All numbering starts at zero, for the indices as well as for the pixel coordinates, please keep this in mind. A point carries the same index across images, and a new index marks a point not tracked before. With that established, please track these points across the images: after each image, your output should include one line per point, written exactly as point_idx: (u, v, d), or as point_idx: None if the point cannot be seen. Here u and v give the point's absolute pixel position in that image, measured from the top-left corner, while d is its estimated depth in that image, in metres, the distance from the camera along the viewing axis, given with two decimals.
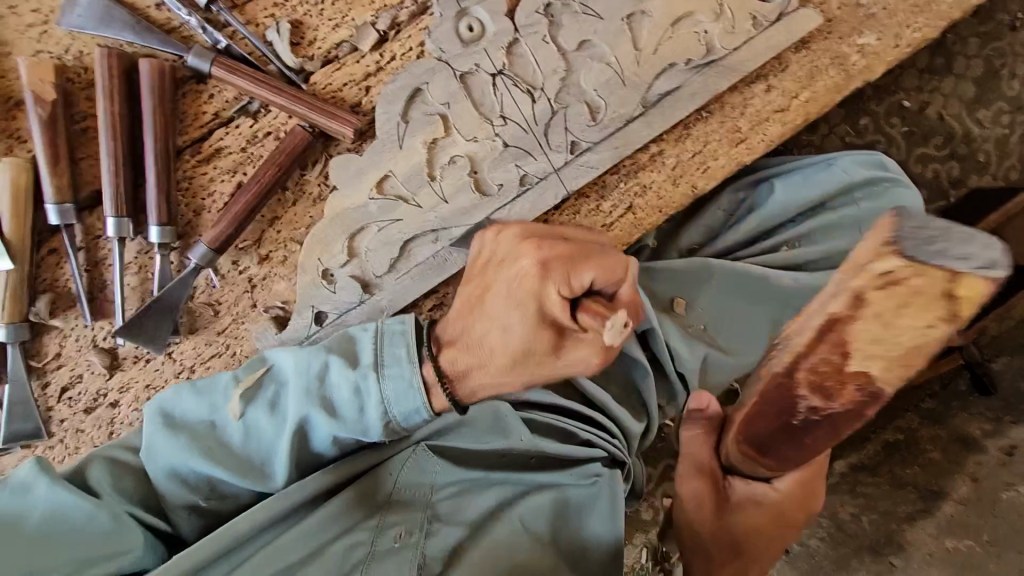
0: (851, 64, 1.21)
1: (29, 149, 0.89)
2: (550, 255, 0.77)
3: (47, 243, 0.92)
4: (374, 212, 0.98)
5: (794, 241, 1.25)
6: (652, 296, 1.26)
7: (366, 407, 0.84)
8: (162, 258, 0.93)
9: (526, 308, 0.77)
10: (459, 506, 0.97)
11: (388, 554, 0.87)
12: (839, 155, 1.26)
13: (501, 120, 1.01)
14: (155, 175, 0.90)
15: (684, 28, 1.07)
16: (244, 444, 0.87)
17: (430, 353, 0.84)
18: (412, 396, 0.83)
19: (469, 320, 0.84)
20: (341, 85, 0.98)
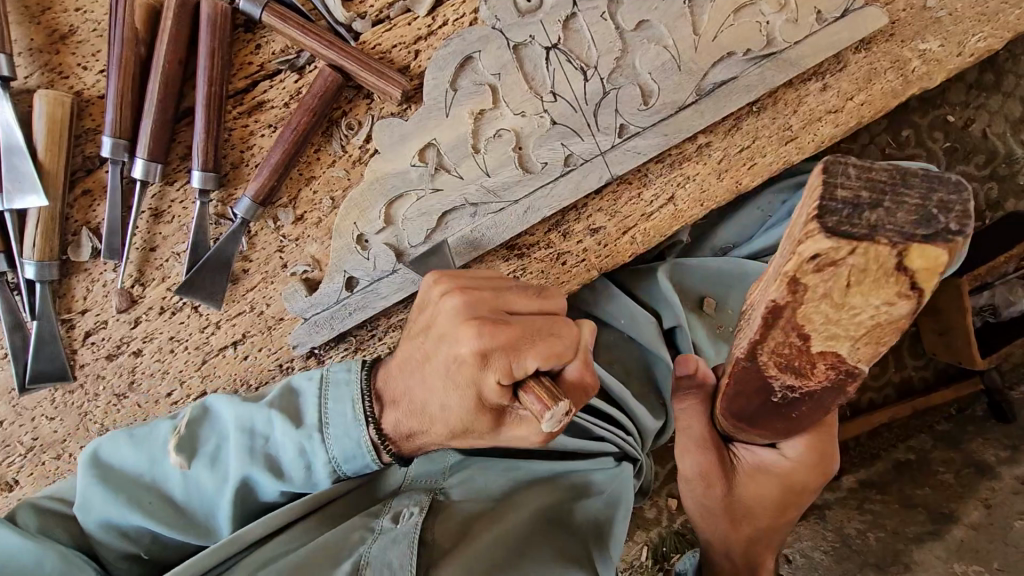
0: (910, 69, 1.17)
1: (71, 86, 0.87)
2: (489, 343, 0.73)
3: (81, 183, 0.90)
4: (414, 179, 0.96)
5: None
6: (682, 296, 1.22)
7: (311, 467, 0.85)
8: (201, 204, 0.91)
9: (465, 391, 0.75)
10: (474, 487, 0.98)
11: (386, 534, 0.84)
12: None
13: (551, 96, 0.98)
14: (200, 121, 0.87)
15: (746, 16, 1.03)
16: (185, 498, 0.86)
17: (375, 416, 0.84)
18: (358, 456, 0.84)
19: (410, 377, 0.82)
20: (391, 46, 0.95)
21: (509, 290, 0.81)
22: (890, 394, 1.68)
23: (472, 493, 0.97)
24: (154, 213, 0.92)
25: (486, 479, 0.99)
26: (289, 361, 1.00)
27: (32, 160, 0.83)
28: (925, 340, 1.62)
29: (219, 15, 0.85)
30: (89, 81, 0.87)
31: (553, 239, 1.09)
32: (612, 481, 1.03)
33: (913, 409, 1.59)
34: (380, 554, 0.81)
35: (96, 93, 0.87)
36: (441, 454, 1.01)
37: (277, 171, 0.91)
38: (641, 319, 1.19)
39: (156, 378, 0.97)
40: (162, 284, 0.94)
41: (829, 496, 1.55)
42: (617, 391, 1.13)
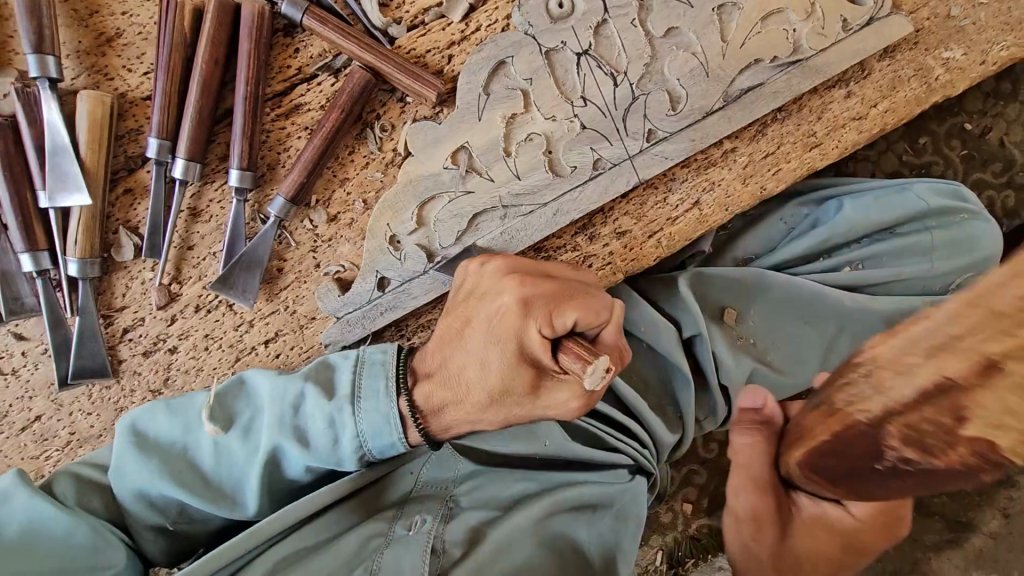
0: (933, 77, 1.18)
1: (116, 87, 0.89)
2: (532, 292, 0.78)
3: (122, 182, 0.92)
4: (446, 181, 0.97)
5: (858, 263, 1.23)
6: (702, 305, 1.23)
7: (341, 441, 0.83)
8: (237, 205, 0.92)
9: (506, 343, 0.77)
10: (486, 495, 0.99)
11: (401, 540, 0.87)
12: (914, 183, 1.25)
13: (581, 101, 1.00)
14: (240, 121, 0.89)
15: (773, 24, 1.05)
16: (215, 470, 0.85)
17: (405, 385, 0.85)
18: (387, 431, 0.83)
19: (448, 351, 0.84)
20: (425, 51, 0.97)
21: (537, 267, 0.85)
22: None
23: (484, 502, 0.98)
24: (191, 212, 0.94)
25: (499, 488, 1.01)
26: (319, 359, 1.01)
27: (76, 157, 0.85)
28: None
29: (262, 20, 0.87)
30: (134, 84, 0.89)
31: (579, 242, 1.10)
32: (624, 493, 1.06)
33: None
34: (393, 561, 0.84)
35: (140, 95, 0.90)
36: (454, 462, 1.02)
37: (311, 172, 0.93)
38: (661, 328, 1.18)
39: (190, 374, 0.98)
40: (198, 282, 0.96)
41: None
42: (631, 399, 1.15)
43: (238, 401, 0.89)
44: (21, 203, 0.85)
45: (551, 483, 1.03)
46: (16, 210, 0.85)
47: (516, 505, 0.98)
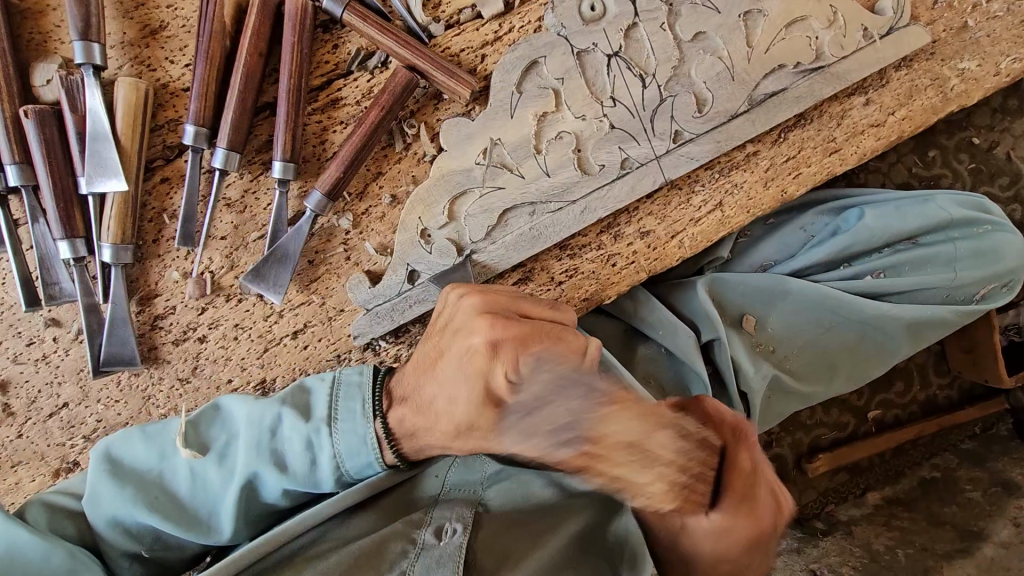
0: (949, 87, 1.21)
1: (158, 78, 0.91)
2: (500, 336, 0.76)
3: (159, 171, 0.93)
4: (478, 177, 0.99)
5: (881, 272, 1.23)
6: (723, 312, 1.23)
7: (318, 461, 0.86)
8: (280, 196, 0.93)
9: (474, 383, 0.75)
10: (513, 502, 0.97)
11: (432, 551, 0.87)
12: (934, 194, 1.26)
13: (611, 101, 1.02)
14: (282, 113, 0.90)
15: (797, 31, 1.07)
16: (191, 494, 0.86)
17: (381, 407, 0.87)
18: (364, 452, 0.86)
19: (423, 379, 0.85)
20: (460, 50, 0.99)
21: (513, 301, 0.84)
22: (915, 411, 1.66)
23: (512, 509, 0.96)
24: (228, 203, 0.95)
25: (527, 493, 0.98)
26: (346, 352, 1.02)
27: (115, 144, 0.85)
28: (951, 358, 1.64)
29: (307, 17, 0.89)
30: (175, 75, 0.91)
31: (604, 241, 1.12)
32: None
33: (940, 427, 1.60)
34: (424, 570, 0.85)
35: (181, 85, 0.91)
36: (478, 464, 0.99)
37: (346, 163, 0.93)
38: (682, 333, 1.20)
39: (219, 364, 0.98)
40: (231, 272, 0.97)
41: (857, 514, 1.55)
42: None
43: (215, 427, 0.90)
44: (61, 189, 0.86)
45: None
46: (54, 195, 0.85)
47: None
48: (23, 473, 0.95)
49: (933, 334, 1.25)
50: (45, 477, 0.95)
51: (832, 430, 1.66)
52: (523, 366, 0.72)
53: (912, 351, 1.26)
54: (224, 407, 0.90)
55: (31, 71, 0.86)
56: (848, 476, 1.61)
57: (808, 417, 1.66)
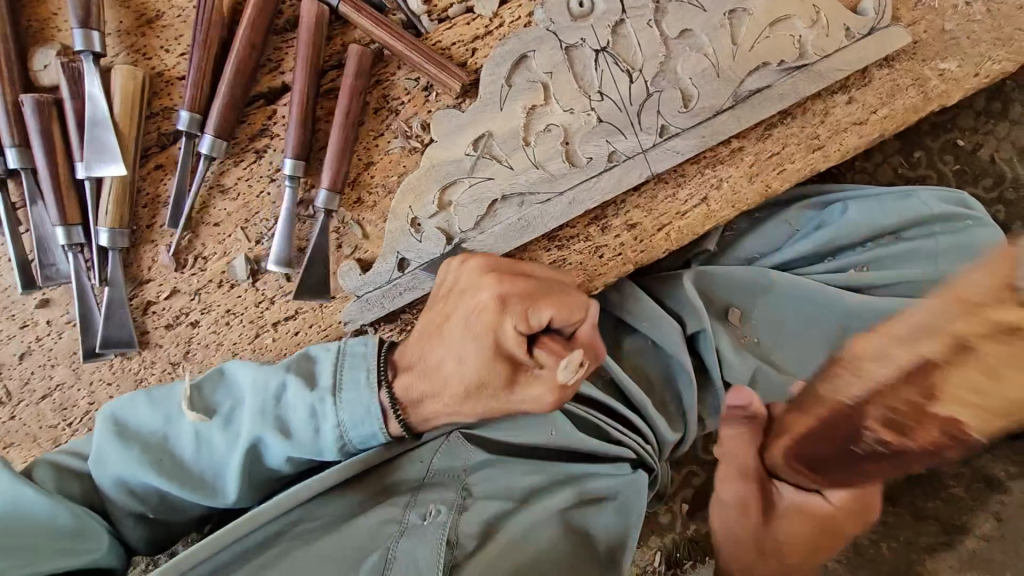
0: (930, 87, 1.24)
1: (153, 67, 0.92)
2: (507, 291, 0.84)
3: (153, 158, 0.94)
4: (467, 167, 1.01)
5: (863, 266, 1.25)
6: (709, 304, 1.27)
7: (321, 430, 0.86)
8: (288, 187, 0.95)
9: (481, 340, 0.83)
10: (496, 486, 0.99)
11: (416, 529, 0.88)
12: (918, 190, 1.28)
13: (598, 95, 1.04)
14: (295, 112, 0.93)
15: (781, 30, 1.10)
16: (196, 457, 0.86)
17: (386, 376, 0.88)
18: (369, 421, 0.86)
19: (429, 343, 0.88)
20: (451, 44, 1.02)
21: (524, 268, 0.92)
22: None
23: (494, 491, 0.98)
24: (221, 189, 0.97)
25: (510, 478, 1.01)
26: (337, 338, 1.03)
27: (114, 131, 0.88)
28: None
29: (316, 16, 0.92)
30: (170, 63, 0.92)
31: (591, 233, 1.14)
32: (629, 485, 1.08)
33: (922, 423, 1.62)
34: (408, 549, 0.84)
35: (176, 74, 0.93)
36: (465, 451, 1.01)
37: (344, 156, 0.96)
38: (667, 325, 1.22)
39: (211, 348, 1.00)
40: (223, 258, 0.98)
41: None
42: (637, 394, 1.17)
43: (220, 392, 0.90)
44: (57, 174, 0.88)
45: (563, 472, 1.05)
46: (52, 181, 0.88)
47: (529, 499, 0.99)
48: (14, 455, 0.96)
49: None
50: (35, 458, 0.96)
51: None
52: (529, 317, 0.83)
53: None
54: (230, 372, 0.90)
55: (30, 58, 0.88)
56: None
57: None
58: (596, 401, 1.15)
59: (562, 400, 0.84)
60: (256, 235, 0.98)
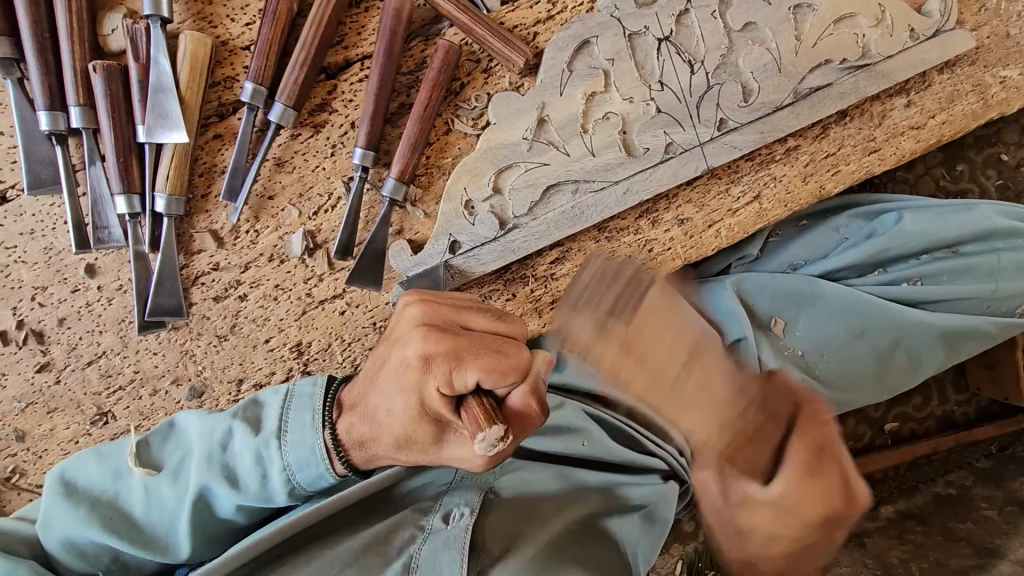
0: (990, 94, 1.22)
1: (217, 35, 0.91)
2: (434, 349, 0.69)
3: (212, 127, 0.93)
4: (524, 151, 0.99)
5: (917, 280, 1.22)
6: (750, 314, 1.23)
7: (269, 475, 0.81)
8: (359, 178, 0.95)
9: (408, 397, 0.70)
10: (527, 486, 0.99)
11: (439, 535, 0.86)
12: (978, 203, 1.25)
13: (659, 85, 1.03)
14: (371, 98, 0.93)
15: (844, 28, 1.08)
16: (145, 514, 0.82)
17: (333, 416, 0.82)
18: (313, 462, 0.81)
19: (370, 386, 0.79)
20: (514, 25, 1.01)
21: (441, 308, 0.74)
22: (932, 426, 1.66)
23: (526, 491, 0.99)
24: (276, 162, 0.96)
25: (543, 478, 1.01)
26: (382, 320, 1.03)
27: (177, 98, 0.86)
28: (970, 375, 1.63)
29: (404, 6, 0.91)
30: (235, 33, 0.92)
31: (642, 226, 1.12)
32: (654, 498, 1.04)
33: (956, 442, 1.59)
34: (431, 559, 0.82)
35: (240, 44, 0.92)
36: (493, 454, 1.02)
37: (414, 149, 0.96)
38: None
39: (257, 323, 0.99)
40: (274, 232, 0.98)
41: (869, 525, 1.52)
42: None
43: (170, 445, 0.87)
44: (120, 138, 0.87)
45: (592, 484, 1.04)
46: (116, 146, 0.87)
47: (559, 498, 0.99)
48: (58, 420, 0.95)
49: (969, 347, 1.23)
50: (79, 424, 0.95)
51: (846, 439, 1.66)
52: (468, 386, 0.67)
53: (946, 363, 1.23)
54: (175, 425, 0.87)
55: (101, 20, 0.87)
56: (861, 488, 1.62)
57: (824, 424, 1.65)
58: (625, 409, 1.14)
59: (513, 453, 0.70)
60: (309, 212, 0.98)
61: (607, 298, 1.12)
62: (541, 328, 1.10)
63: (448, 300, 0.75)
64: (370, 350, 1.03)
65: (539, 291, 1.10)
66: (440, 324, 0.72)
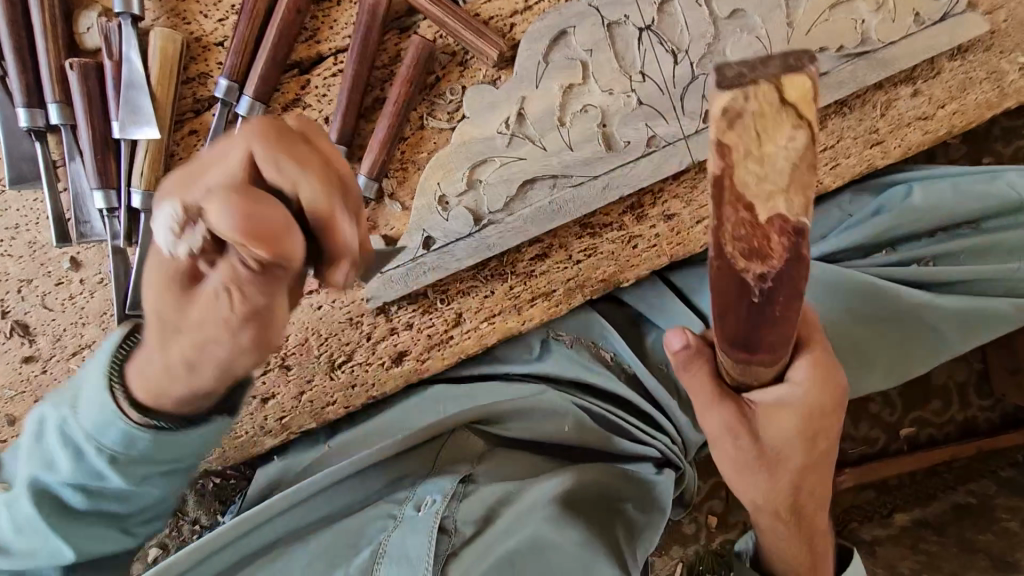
0: (1007, 82, 1.14)
1: (191, 31, 0.92)
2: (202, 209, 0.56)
3: (187, 124, 0.94)
4: (499, 146, 0.98)
5: (929, 260, 1.12)
6: None
7: (76, 453, 0.72)
8: None
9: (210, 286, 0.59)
10: (506, 473, 0.98)
11: (410, 522, 0.89)
12: (1005, 170, 1.13)
13: (640, 77, 0.99)
14: (344, 93, 0.94)
15: (841, 14, 1.03)
16: (12, 527, 0.77)
17: (130, 384, 0.69)
18: (112, 421, 0.68)
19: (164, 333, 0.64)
20: (491, 17, 0.99)
21: (256, 187, 0.64)
22: (952, 432, 1.62)
23: (505, 476, 0.97)
24: None
25: (523, 465, 1.00)
26: (359, 315, 1.04)
27: (147, 92, 0.88)
28: (994, 380, 1.57)
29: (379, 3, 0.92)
30: (208, 29, 0.92)
31: (625, 222, 1.08)
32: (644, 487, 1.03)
33: (979, 451, 1.55)
34: (400, 544, 0.86)
35: (213, 40, 0.93)
36: (471, 441, 1.01)
37: (387, 145, 0.96)
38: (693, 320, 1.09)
39: None
40: None
41: (882, 534, 1.52)
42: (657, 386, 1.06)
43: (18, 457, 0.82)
44: (96, 134, 0.89)
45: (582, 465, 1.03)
46: (93, 143, 0.89)
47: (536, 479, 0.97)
48: None
49: (991, 328, 1.12)
50: None
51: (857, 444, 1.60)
52: (212, 357, 0.64)
53: (965, 345, 1.13)
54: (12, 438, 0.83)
55: (75, 18, 0.89)
56: (874, 494, 1.60)
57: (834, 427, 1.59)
58: (612, 394, 1.08)
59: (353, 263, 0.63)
60: None
61: (590, 296, 1.09)
62: (521, 326, 1.08)
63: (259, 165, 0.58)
64: (347, 345, 1.04)
65: (518, 288, 1.07)
66: (185, 280, 0.62)
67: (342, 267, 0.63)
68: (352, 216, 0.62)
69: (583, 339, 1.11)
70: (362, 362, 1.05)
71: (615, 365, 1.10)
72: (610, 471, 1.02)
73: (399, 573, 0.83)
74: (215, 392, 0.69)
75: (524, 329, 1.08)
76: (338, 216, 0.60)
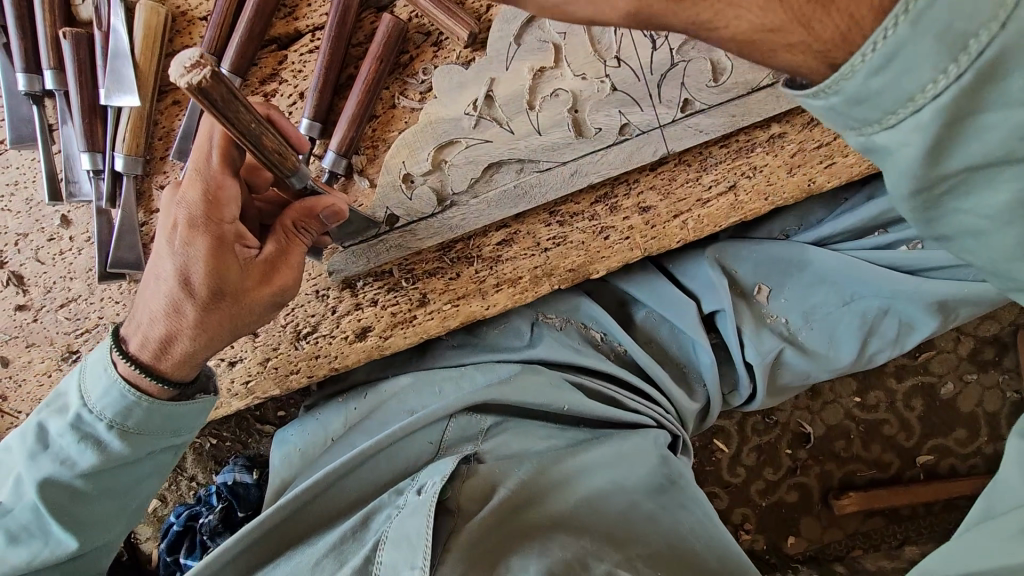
0: None
1: (178, 5, 0.97)
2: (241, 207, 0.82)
3: (171, 94, 0.99)
4: (465, 127, 0.97)
5: (918, 243, 1.07)
6: (734, 285, 1.13)
7: (86, 426, 0.84)
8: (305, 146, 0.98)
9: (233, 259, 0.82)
10: (508, 450, 1.01)
11: (407, 514, 0.85)
12: None
13: (615, 61, 0.96)
14: (318, 70, 0.96)
15: None
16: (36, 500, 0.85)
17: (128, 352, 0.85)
18: (113, 388, 0.83)
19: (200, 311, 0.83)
20: None
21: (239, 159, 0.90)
22: (978, 465, 1.61)
23: (504, 452, 1.00)
24: None
25: (520, 438, 1.02)
26: (325, 288, 1.06)
27: (131, 62, 0.93)
28: None
29: None
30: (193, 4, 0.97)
31: (598, 212, 1.06)
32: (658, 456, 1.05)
33: None
34: (399, 525, 0.85)
35: (197, 14, 0.97)
36: (474, 418, 1.04)
37: (355, 121, 0.97)
38: (683, 304, 1.11)
39: None
40: None
41: (886, 566, 1.46)
42: (649, 365, 1.10)
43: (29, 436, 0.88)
44: (86, 100, 0.95)
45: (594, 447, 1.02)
46: (82, 108, 0.94)
47: (541, 460, 0.99)
48: (35, 355, 1.05)
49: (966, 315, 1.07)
50: (51, 361, 1.05)
51: (867, 467, 1.61)
52: (240, 309, 0.85)
53: (942, 330, 1.09)
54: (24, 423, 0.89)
55: None
56: (884, 522, 1.61)
57: (841, 447, 1.61)
58: (606, 373, 1.11)
59: (347, 213, 0.87)
60: None
61: (556, 285, 1.07)
62: (485, 311, 1.07)
63: (216, 149, 0.79)
64: (312, 316, 1.07)
65: (484, 272, 1.06)
66: (188, 264, 0.80)
67: (329, 212, 0.85)
68: (230, 94, 0.65)
69: (572, 321, 1.15)
70: (325, 334, 1.07)
71: (605, 345, 1.15)
72: (624, 447, 1.03)
73: (398, 553, 0.81)
74: (227, 339, 0.88)
75: (488, 313, 1.07)
76: (223, 93, 0.64)
